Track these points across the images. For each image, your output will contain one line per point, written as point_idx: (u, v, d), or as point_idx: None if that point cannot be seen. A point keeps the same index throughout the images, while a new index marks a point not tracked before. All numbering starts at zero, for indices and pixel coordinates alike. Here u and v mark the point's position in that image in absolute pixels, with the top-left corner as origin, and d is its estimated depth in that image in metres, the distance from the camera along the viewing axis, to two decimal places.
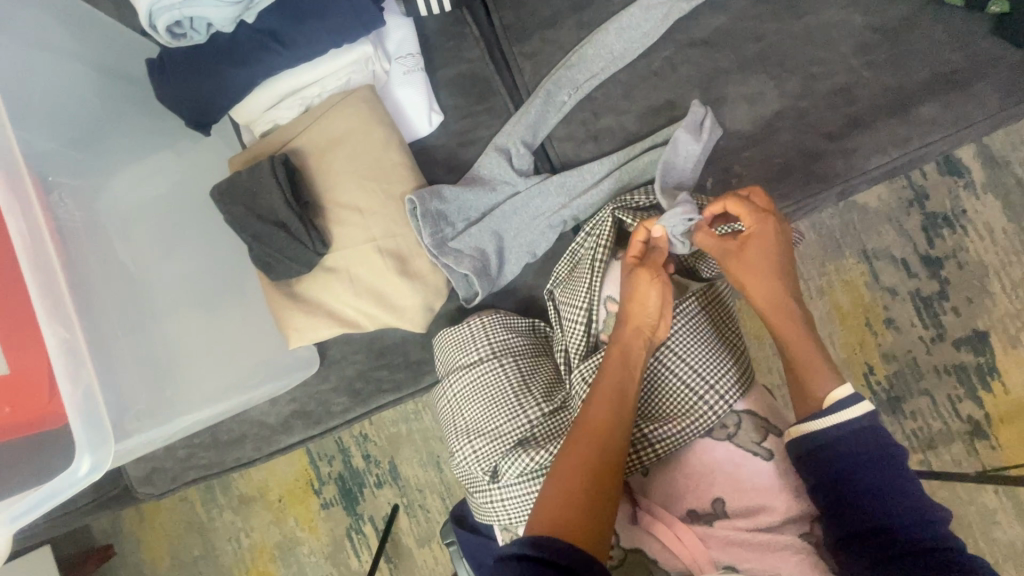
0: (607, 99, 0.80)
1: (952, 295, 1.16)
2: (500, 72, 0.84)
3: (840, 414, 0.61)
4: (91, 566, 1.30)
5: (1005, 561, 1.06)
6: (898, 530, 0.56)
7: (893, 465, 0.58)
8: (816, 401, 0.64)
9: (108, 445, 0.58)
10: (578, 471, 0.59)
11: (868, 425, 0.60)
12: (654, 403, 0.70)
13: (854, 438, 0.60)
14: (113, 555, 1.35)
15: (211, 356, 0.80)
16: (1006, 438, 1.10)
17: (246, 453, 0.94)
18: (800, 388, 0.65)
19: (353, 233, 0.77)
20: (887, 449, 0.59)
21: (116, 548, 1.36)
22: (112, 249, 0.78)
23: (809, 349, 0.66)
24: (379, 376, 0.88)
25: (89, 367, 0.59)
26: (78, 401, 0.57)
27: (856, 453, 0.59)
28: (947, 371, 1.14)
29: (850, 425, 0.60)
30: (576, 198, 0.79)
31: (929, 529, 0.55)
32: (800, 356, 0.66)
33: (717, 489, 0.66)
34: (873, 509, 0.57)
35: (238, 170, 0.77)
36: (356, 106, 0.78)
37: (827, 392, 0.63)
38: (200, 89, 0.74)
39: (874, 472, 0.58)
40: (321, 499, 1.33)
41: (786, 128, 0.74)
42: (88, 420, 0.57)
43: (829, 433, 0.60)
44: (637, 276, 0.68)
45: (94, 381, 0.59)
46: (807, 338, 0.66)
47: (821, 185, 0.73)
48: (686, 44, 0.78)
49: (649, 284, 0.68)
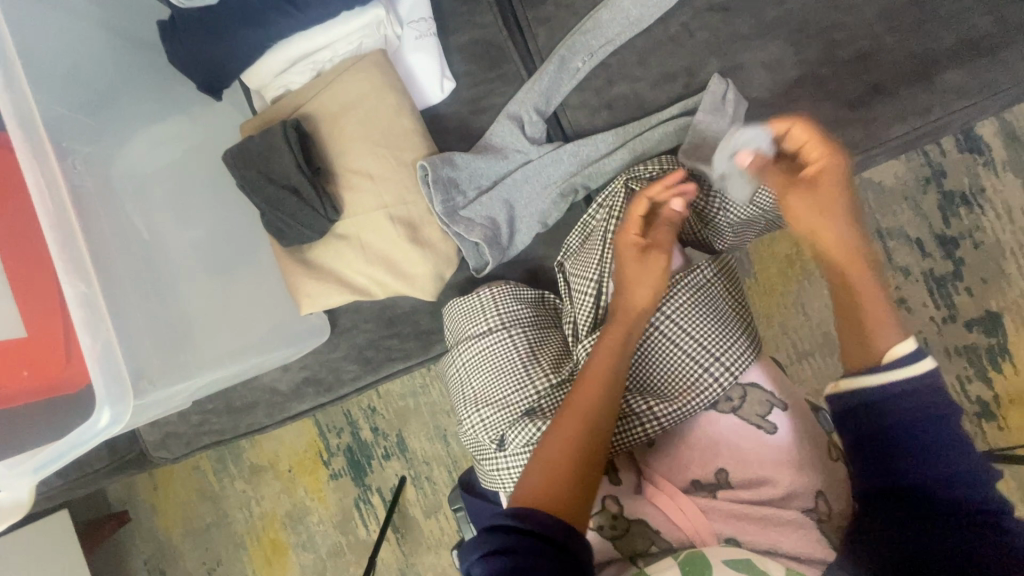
0: (622, 66, 0.78)
1: (966, 276, 1.14)
2: (513, 37, 0.82)
3: (898, 369, 0.59)
4: (108, 531, 1.33)
5: None
6: (942, 490, 0.55)
7: (944, 426, 0.57)
8: (875, 352, 0.61)
9: (126, 398, 0.59)
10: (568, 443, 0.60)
11: (932, 383, 0.57)
12: (659, 378, 0.70)
13: (909, 398, 0.58)
14: (129, 520, 1.39)
15: (226, 321, 0.81)
16: (1015, 419, 1.10)
17: (258, 419, 0.96)
18: (860, 334, 0.63)
19: (365, 200, 0.77)
20: (948, 407, 0.57)
21: (132, 514, 1.40)
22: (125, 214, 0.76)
23: (877, 300, 0.64)
24: (389, 346, 0.89)
25: (107, 322, 0.60)
26: (98, 353, 0.58)
27: (908, 414, 0.57)
28: (957, 351, 1.13)
29: (911, 382, 0.58)
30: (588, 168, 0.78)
31: (979, 491, 0.54)
32: (866, 308, 0.63)
33: (721, 461, 0.67)
34: (926, 469, 0.55)
35: (250, 135, 0.77)
36: (368, 71, 0.77)
37: (889, 347, 0.60)
38: (212, 51, 0.73)
39: (927, 432, 0.56)
40: (330, 470, 1.35)
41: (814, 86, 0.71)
42: (106, 360, 0.59)
43: (879, 391, 0.59)
44: (643, 262, 0.67)
45: (112, 335, 0.60)
46: (875, 291, 0.64)
47: (839, 155, 0.72)
48: (705, 8, 0.76)
49: (649, 265, 0.67)
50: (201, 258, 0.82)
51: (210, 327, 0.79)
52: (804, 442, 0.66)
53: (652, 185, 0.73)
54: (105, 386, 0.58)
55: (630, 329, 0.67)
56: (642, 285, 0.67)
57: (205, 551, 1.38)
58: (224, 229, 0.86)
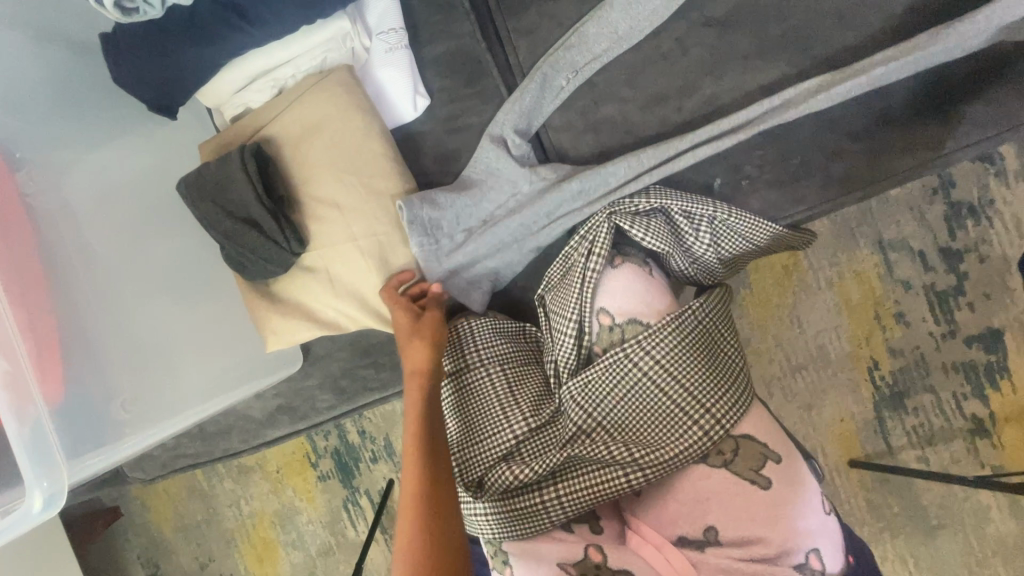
0: (610, 85, 0.72)
1: (969, 291, 1.10)
2: (492, 50, 0.75)
3: None
4: (99, 528, 1.33)
5: (995, 555, 1.07)
6: None
7: None
8: None
9: (58, 477, 0.59)
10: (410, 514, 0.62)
11: None
12: (646, 426, 0.68)
13: None
14: (121, 516, 1.39)
15: (193, 349, 0.81)
16: (1009, 438, 1.07)
17: (233, 444, 0.93)
18: None
19: (333, 232, 0.72)
20: None
21: (123, 510, 1.40)
22: (86, 237, 0.75)
23: None
24: (365, 375, 0.86)
25: (35, 403, 0.59)
26: (24, 438, 0.58)
27: None
28: (954, 368, 1.10)
29: None
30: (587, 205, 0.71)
31: None
32: None
33: (710, 517, 0.63)
34: None
35: (208, 161, 0.72)
36: (333, 90, 0.71)
37: None
38: (160, 71, 0.67)
39: None
40: (318, 471, 1.33)
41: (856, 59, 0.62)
42: (34, 441, 0.58)
43: None
44: (410, 338, 0.70)
45: (42, 416, 0.59)
46: None
47: (843, 190, 0.67)
48: (700, 22, 0.69)
49: (410, 338, 0.70)
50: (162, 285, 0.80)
51: (178, 356, 0.79)
52: (799, 499, 0.63)
53: (639, 223, 0.68)
54: (28, 470, 0.57)
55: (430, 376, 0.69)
56: (413, 355, 0.69)
57: (198, 547, 1.38)
58: (185, 257, 0.83)
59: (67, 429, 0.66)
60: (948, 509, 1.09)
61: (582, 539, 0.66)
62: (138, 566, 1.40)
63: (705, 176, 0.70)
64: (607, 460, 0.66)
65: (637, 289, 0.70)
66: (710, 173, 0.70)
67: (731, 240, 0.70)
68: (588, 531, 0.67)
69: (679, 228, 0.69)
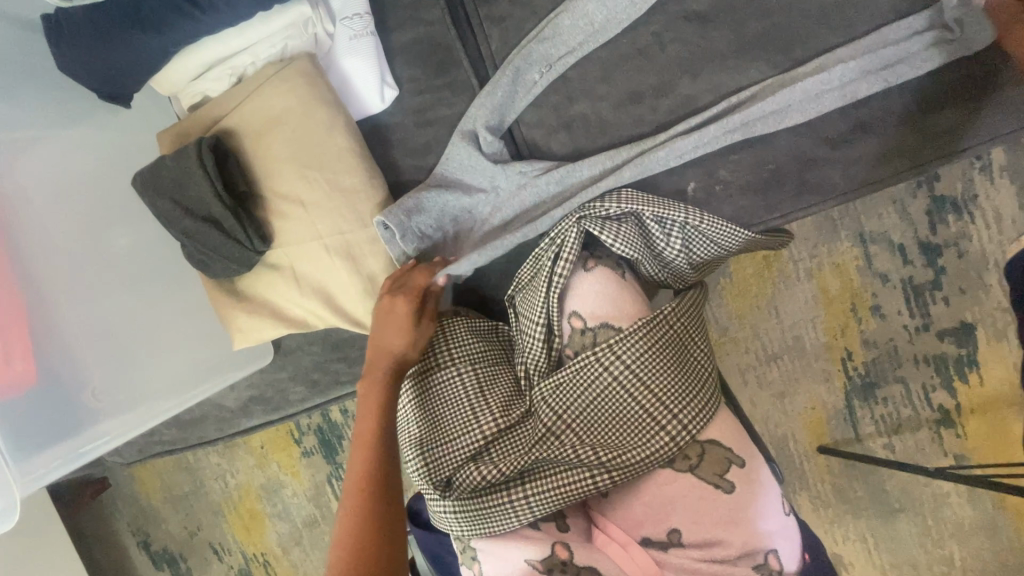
0: (583, 81, 0.69)
1: (946, 285, 1.09)
2: (463, 39, 0.72)
3: None
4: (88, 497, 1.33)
5: (950, 535, 1.12)
6: None
7: None
8: None
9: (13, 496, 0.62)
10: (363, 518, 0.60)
11: None
12: (613, 429, 0.65)
13: None
14: (109, 486, 1.41)
15: (169, 340, 0.81)
16: (973, 429, 1.10)
17: (208, 432, 0.94)
18: None
19: (298, 229, 0.70)
20: None
21: (112, 480, 1.42)
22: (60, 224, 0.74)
23: None
24: (336, 368, 0.85)
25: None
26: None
27: None
28: (925, 361, 1.12)
29: None
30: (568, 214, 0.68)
31: None
32: None
33: (676, 520, 0.62)
34: None
35: (165, 153, 0.69)
36: (293, 80, 0.68)
37: None
38: (108, 59, 0.63)
39: None
40: (303, 448, 1.34)
41: (813, 59, 0.63)
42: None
43: None
44: (388, 314, 0.67)
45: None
46: None
47: (814, 198, 0.66)
48: (679, 17, 0.66)
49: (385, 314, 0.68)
50: (126, 280, 0.79)
51: (155, 347, 0.80)
52: (762, 503, 0.61)
53: (607, 227, 0.67)
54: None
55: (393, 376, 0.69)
56: (387, 334, 0.68)
57: (186, 517, 1.41)
58: (148, 251, 0.81)
59: (27, 429, 0.67)
60: (910, 493, 1.13)
61: (548, 535, 0.64)
62: (128, 534, 1.43)
63: (679, 181, 0.68)
64: (571, 462, 0.64)
65: (610, 293, 0.69)
66: (685, 177, 0.68)
67: (703, 246, 0.69)
68: (554, 528, 0.66)
69: (650, 234, 0.69)
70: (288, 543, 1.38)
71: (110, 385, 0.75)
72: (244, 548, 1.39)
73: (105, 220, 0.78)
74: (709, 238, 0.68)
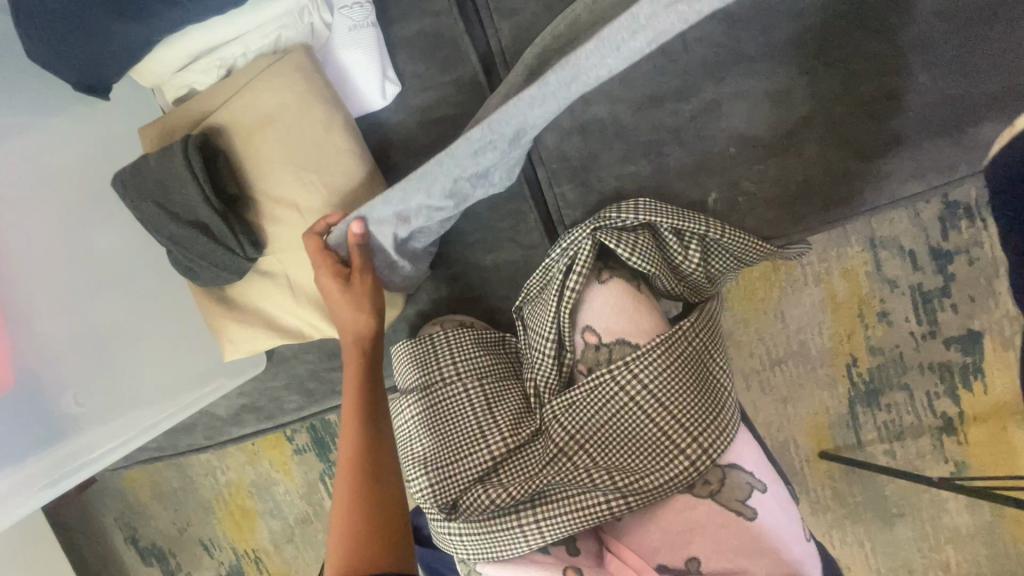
0: (600, 82, 0.65)
1: (953, 293, 0.99)
2: (471, 33, 0.67)
3: None
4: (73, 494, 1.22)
5: (946, 542, 1.02)
6: None
7: None
8: None
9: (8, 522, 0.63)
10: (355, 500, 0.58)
11: None
12: (630, 450, 0.62)
13: None
14: (96, 483, 1.37)
15: (161, 348, 0.77)
16: (975, 437, 1.00)
17: (198, 439, 0.90)
18: None
19: (293, 236, 0.66)
20: None
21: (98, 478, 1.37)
22: (48, 229, 0.70)
23: None
24: (333, 377, 0.82)
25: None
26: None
27: None
28: (929, 368, 1.01)
29: None
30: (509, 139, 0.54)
31: None
32: None
33: (695, 547, 0.59)
34: None
35: (149, 152, 0.64)
36: (287, 75, 0.63)
37: None
38: (84, 50, 0.58)
39: None
40: (295, 445, 1.25)
41: None
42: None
43: None
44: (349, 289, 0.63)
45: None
46: None
47: (842, 211, 0.63)
48: (706, 15, 0.62)
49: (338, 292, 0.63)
50: (109, 284, 0.74)
51: (147, 355, 0.76)
52: (785, 531, 0.59)
53: (624, 240, 0.64)
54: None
55: (368, 358, 0.66)
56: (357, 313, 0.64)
57: (176, 512, 1.33)
58: (131, 253, 0.76)
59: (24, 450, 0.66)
60: (908, 498, 1.03)
61: (560, 560, 0.62)
62: (116, 529, 1.37)
63: (699, 192, 0.65)
64: (585, 487, 0.60)
65: (625, 307, 0.66)
66: (704, 189, 0.65)
67: (722, 259, 0.66)
68: (565, 552, 0.63)
69: (667, 247, 0.65)
70: (280, 541, 1.29)
71: (95, 398, 0.71)
72: (235, 544, 1.31)
73: (86, 218, 0.73)
74: (728, 253, 0.65)
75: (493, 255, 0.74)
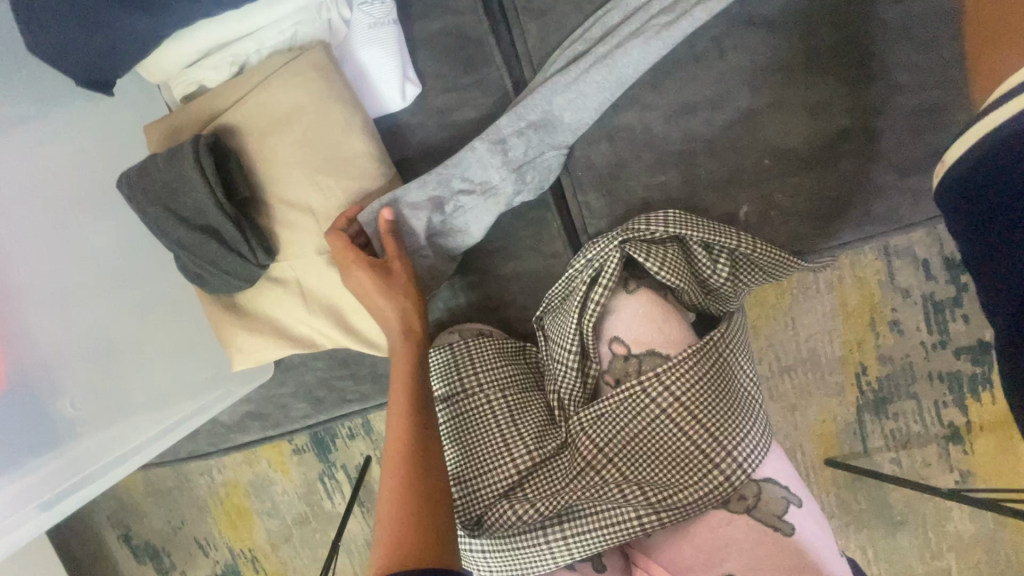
0: (631, 88, 0.63)
1: (966, 303, 0.90)
2: (497, 33, 0.64)
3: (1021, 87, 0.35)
4: None
5: (949, 551, 0.94)
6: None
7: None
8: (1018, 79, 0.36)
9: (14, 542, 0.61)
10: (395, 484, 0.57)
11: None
12: (661, 465, 0.60)
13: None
14: None
15: (166, 354, 0.74)
16: (982, 448, 0.92)
17: (200, 446, 0.87)
18: None
19: (308, 242, 0.63)
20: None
21: None
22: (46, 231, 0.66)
23: None
24: (342, 386, 0.79)
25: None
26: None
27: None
28: (939, 377, 0.92)
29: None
30: (533, 126, 0.62)
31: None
32: None
33: (730, 565, 0.57)
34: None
35: (156, 152, 0.61)
36: (304, 73, 0.60)
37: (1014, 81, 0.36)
38: (87, 43, 0.54)
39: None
40: (293, 444, 1.14)
41: None
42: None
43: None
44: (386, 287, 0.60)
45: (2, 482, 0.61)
46: None
47: (873, 227, 0.62)
48: (742, 21, 0.61)
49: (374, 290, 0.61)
50: (110, 287, 0.70)
51: (152, 363, 0.73)
52: (820, 547, 0.58)
53: (652, 252, 0.62)
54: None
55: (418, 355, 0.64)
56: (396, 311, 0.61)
57: (168, 512, 1.22)
58: (132, 254, 0.72)
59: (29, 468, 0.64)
60: (913, 507, 0.95)
61: None
62: (108, 529, 1.24)
63: (730, 205, 0.64)
64: (616, 502, 0.58)
65: (653, 319, 0.64)
66: (736, 201, 0.63)
67: (751, 273, 0.64)
68: (591, 569, 0.62)
69: (696, 259, 0.63)
70: (277, 541, 1.18)
71: (96, 411, 0.68)
72: (231, 544, 1.20)
73: (84, 219, 0.69)
74: (760, 266, 0.63)
75: (513, 264, 0.71)
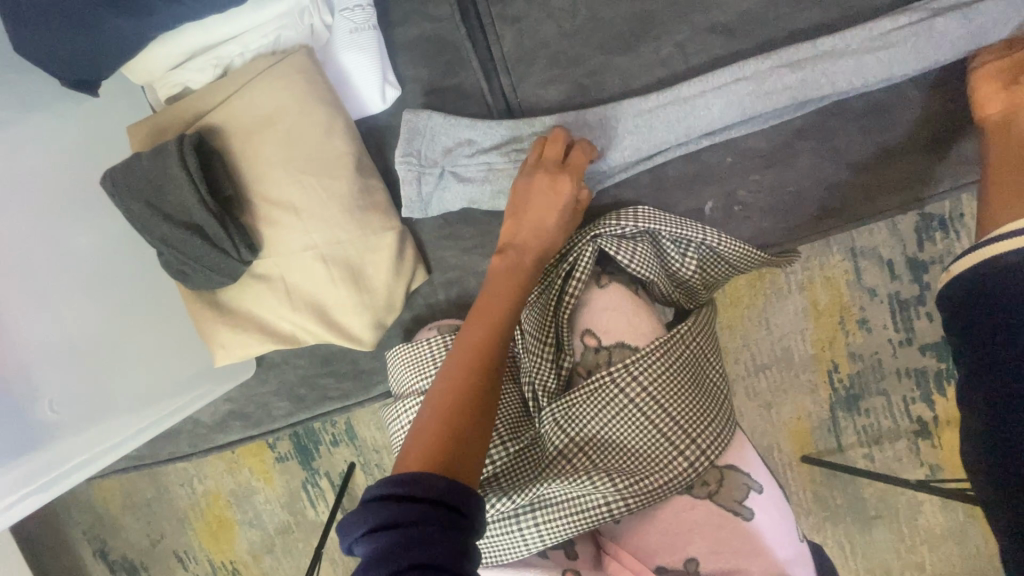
0: (601, 90, 0.66)
1: (930, 301, 0.93)
2: (473, 37, 0.67)
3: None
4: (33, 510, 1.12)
5: (921, 543, 0.96)
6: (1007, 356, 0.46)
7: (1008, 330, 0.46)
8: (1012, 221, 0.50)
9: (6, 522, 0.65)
10: (437, 432, 0.49)
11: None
12: (631, 453, 0.62)
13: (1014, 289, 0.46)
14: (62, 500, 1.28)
15: (152, 354, 0.74)
16: (949, 441, 0.94)
17: (181, 447, 0.87)
18: None
19: (289, 238, 0.65)
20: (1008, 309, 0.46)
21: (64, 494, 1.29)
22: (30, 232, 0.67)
23: None
24: (325, 383, 0.80)
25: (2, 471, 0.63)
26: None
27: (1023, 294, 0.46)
28: (906, 373, 0.95)
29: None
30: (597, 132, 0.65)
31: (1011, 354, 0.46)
32: None
33: (693, 548, 0.60)
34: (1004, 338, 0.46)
35: (141, 151, 0.62)
36: (287, 75, 0.63)
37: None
38: (73, 45, 0.56)
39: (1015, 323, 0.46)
40: (276, 452, 1.14)
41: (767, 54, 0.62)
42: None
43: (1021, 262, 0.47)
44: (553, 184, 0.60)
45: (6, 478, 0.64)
46: None
47: (835, 222, 0.67)
48: (705, 27, 0.64)
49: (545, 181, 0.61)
50: (88, 285, 0.71)
51: (144, 362, 0.74)
52: (779, 529, 0.61)
53: (621, 248, 0.65)
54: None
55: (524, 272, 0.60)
56: (544, 207, 0.61)
57: (148, 525, 1.20)
58: (113, 254, 0.73)
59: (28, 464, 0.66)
60: (886, 500, 0.97)
61: (557, 564, 0.62)
62: (84, 542, 1.22)
63: (696, 200, 0.68)
64: (585, 488, 0.59)
65: (623, 313, 0.66)
66: (702, 197, 0.68)
67: (716, 268, 0.67)
68: (562, 556, 0.63)
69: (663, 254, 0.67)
70: (259, 551, 1.17)
71: (73, 413, 0.68)
72: (212, 556, 1.18)
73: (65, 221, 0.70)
74: (723, 263, 0.67)
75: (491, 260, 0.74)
